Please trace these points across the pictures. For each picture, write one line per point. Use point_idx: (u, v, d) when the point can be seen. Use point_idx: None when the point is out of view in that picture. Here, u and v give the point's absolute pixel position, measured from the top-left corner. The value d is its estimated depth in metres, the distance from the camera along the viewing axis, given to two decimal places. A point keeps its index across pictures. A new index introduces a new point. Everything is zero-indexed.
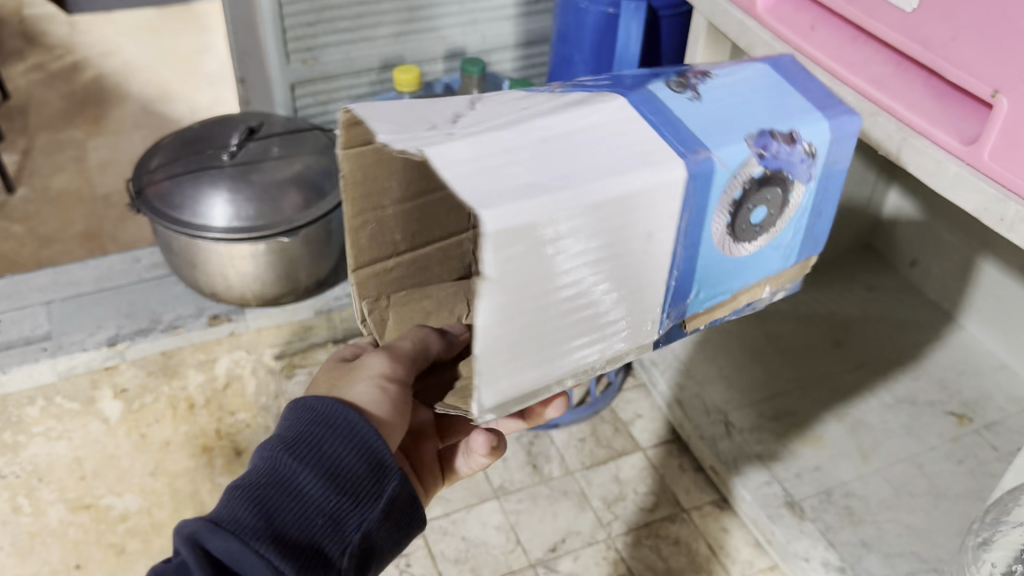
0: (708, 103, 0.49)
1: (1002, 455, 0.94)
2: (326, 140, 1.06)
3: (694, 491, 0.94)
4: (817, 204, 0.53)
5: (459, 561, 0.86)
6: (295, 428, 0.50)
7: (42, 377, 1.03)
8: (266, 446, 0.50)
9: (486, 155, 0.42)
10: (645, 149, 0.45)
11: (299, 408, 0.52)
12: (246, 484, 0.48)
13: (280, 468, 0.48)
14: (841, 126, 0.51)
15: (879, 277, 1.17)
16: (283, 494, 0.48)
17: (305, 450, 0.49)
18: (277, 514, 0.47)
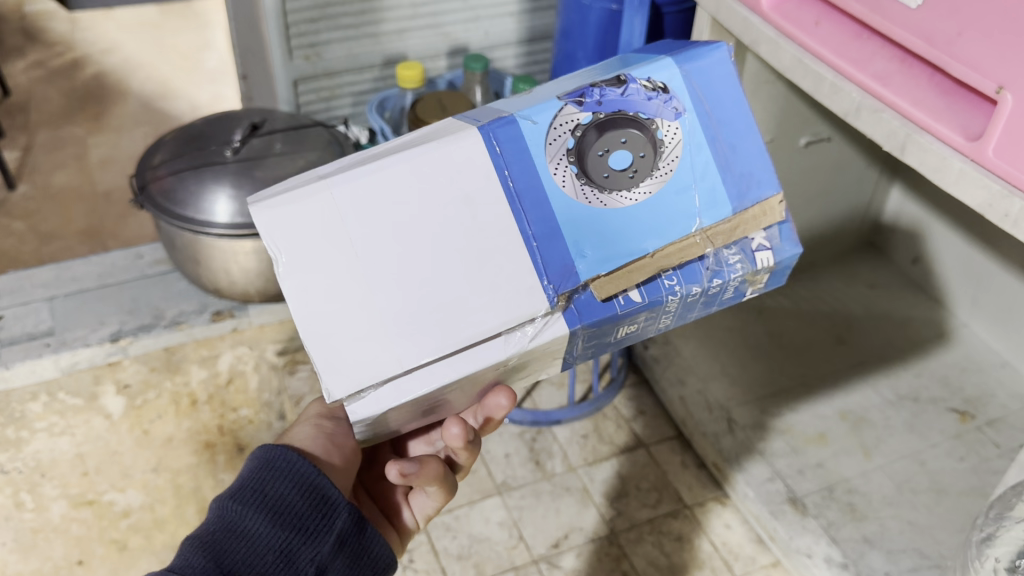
0: (538, 90, 0.54)
1: (1004, 452, 0.94)
2: (329, 136, 1.05)
3: (696, 487, 0.94)
4: (720, 136, 0.53)
5: (462, 557, 0.86)
6: (239, 481, 0.55)
7: (45, 373, 1.03)
8: (213, 501, 0.54)
9: (290, 180, 0.51)
10: (447, 131, 0.51)
11: (242, 467, 0.57)
12: (196, 536, 0.52)
13: (227, 514, 0.53)
14: (688, 59, 0.52)
15: (881, 273, 1.18)
16: (231, 537, 0.52)
17: (249, 495, 0.54)
18: (227, 555, 0.51)
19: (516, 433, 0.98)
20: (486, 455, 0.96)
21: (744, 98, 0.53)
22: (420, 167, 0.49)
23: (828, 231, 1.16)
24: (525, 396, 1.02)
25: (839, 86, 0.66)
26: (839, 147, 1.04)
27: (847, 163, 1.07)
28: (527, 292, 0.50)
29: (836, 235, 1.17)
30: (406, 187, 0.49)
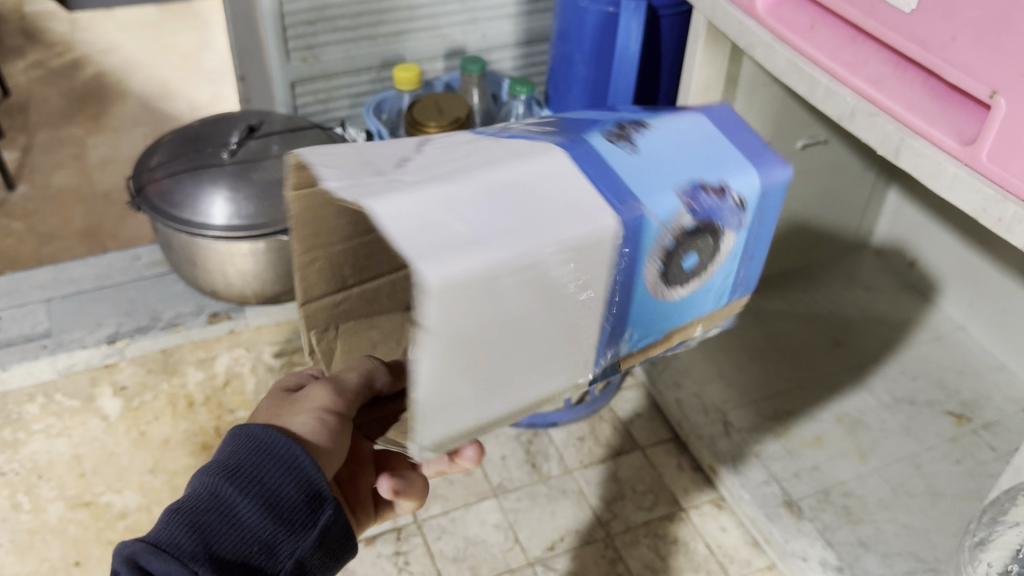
0: (644, 154, 0.52)
1: (1000, 455, 0.94)
2: (326, 138, 1.06)
3: (693, 490, 0.94)
4: (749, 251, 0.57)
5: (457, 560, 0.86)
6: (235, 457, 0.53)
7: (42, 374, 1.03)
8: (205, 471, 0.53)
9: (426, 213, 0.44)
10: (590, 204, 0.47)
11: (237, 438, 0.55)
12: (185, 508, 0.51)
13: (217, 493, 0.52)
14: (773, 184, 0.54)
15: (879, 276, 1.17)
16: (219, 519, 0.51)
17: (243, 478, 0.52)
18: (212, 538, 0.50)
19: (512, 435, 0.98)
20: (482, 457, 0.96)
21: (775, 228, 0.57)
22: (566, 243, 0.46)
23: (827, 234, 1.16)
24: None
25: (834, 90, 0.66)
26: (837, 150, 1.04)
27: (844, 165, 1.07)
28: (581, 364, 0.53)
29: (835, 238, 1.17)
30: (545, 263, 0.46)
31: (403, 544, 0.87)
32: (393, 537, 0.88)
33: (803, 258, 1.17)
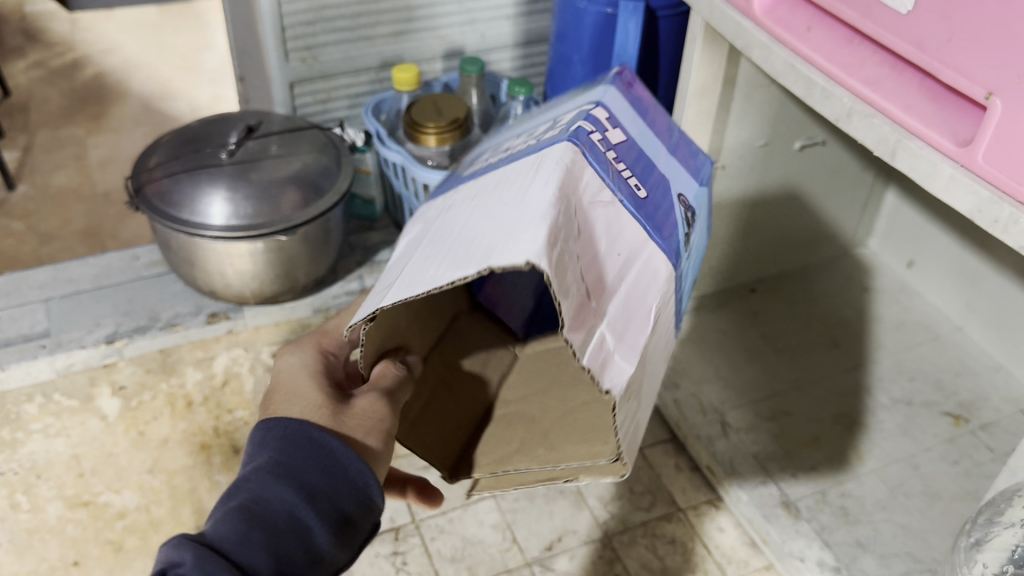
0: (687, 259, 0.63)
1: (998, 456, 0.94)
2: (324, 139, 1.06)
3: (691, 490, 0.93)
4: None
5: (455, 560, 0.86)
6: (313, 476, 0.52)
7: (40, 374, 1.03)
8: (281, 485, 0.51)
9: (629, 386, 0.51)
10: (673, 326, 0.62)
11: (311, 449, 0.54)
12: (262, 526, 0.50)
13: (294, 512, 0.51)
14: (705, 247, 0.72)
15: (877, 277, 1.18)
16: (295, 542, 0.50)
17: (320, 501, 0.52)
18: (287, 563, 0.50)
19: None
20: None
21: None
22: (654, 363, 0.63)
23: (825, 234, 1.16)
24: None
25: (830, 91, 0.66)
26: (835, 151, 1.04)
27: (843, 166, 1.07)
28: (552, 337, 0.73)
29: (833, 238, 1.18)
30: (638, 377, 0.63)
31: (400, 544, 0.87)
32: (391, 537, 0.88)
33: (802, 259, 1.17)
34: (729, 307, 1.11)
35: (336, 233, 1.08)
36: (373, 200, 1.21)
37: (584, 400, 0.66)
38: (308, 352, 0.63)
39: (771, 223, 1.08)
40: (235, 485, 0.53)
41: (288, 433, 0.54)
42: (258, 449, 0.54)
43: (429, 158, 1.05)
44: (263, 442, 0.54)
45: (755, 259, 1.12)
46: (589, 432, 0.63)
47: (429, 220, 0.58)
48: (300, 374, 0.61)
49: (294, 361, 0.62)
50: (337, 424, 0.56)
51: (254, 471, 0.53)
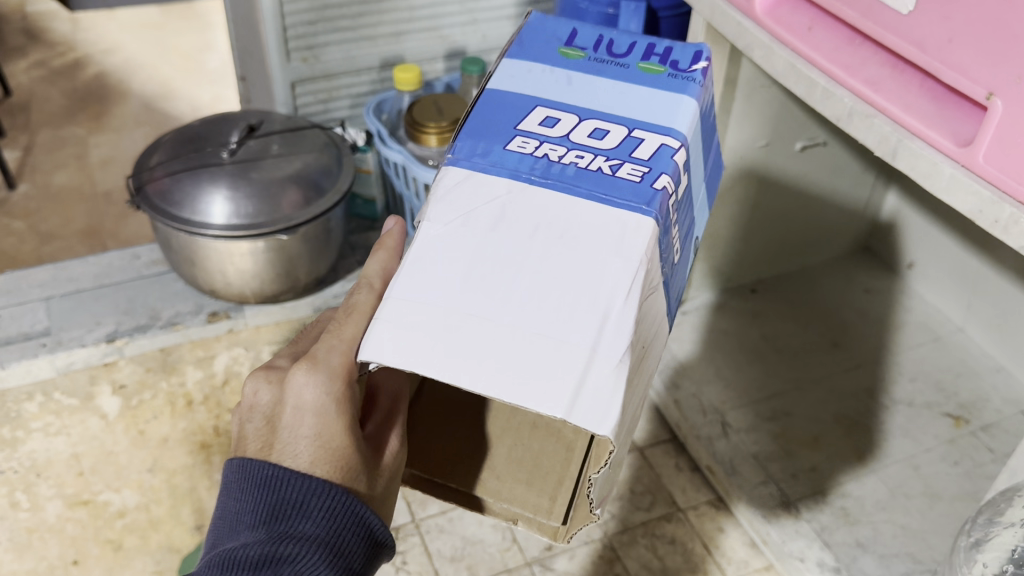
0: None
1: (998, 458, 0.94)
2: (326, 139, 1.06)
3: (690, 490, 0.93)
4: None
5: (454, 559, 0.86)
6: (357, 564, 0.47)
7: (41, 373, 1.03)
8: (331, 571, 0.46)
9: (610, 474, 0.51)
10: None
11: (359, 529, 0.48)
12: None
13: None
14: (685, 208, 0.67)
15: (879, 277, 1.18)
16: None
17: None
18: None
19: None
20: None
21: None
22: None
23: (826, 236, 1.16)
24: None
25: (831, 91, 0.66)
26: (835, 151, 1.04)
27: (843, 166, 1.07)
28: None
29: (834, 239, 1.17)
30: None
31: (401, 544, 0.87)
32: None
33: (803, 259, 1.17)
34: (730, 307, 1.11)
35: (338, 231, 1.08)
36: (374, 200, 1.21)
37: (531, 420, 0.58)
38: (330, 381, 0.48)
39: (771, 224, 1.08)
40: (271, 547, 0.45)
41: (336, 505, 0.47)
42: (296, 510, 0.47)
43: (431, 158, 1.05)
44: (304, 505, 0.47)
45: (755, 260, 1.12)
46: (536, 468, 0.56)
47: (467, 211, 0.45)
48: (329, 424, 0.48)
49: (315, 397, 0.48)
50: (372, 495, 0.50)
51: (300, 541, 0.46)
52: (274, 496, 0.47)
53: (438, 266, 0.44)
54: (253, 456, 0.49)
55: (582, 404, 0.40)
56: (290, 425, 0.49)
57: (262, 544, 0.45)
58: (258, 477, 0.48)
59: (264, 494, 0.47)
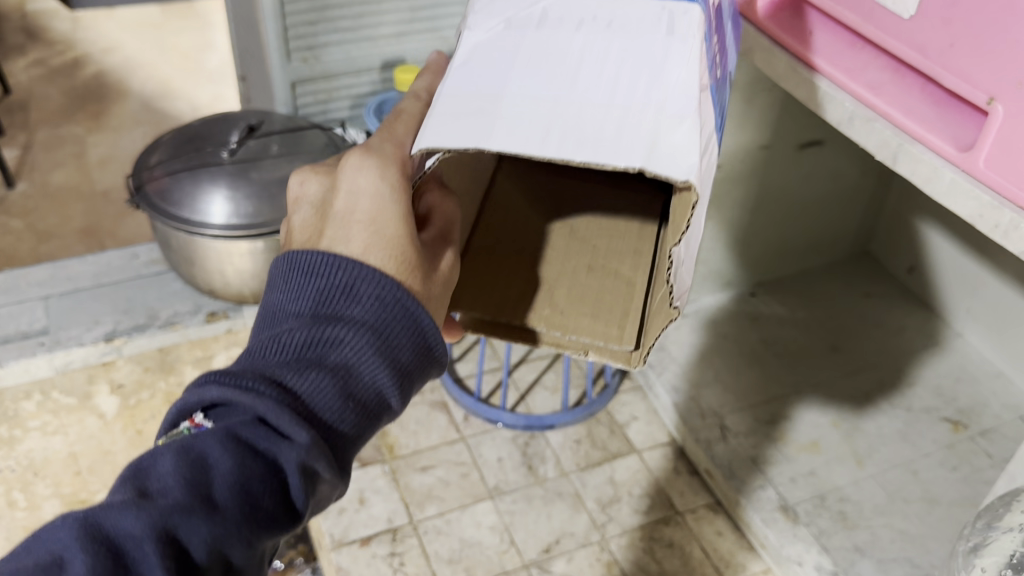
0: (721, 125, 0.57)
1: (997, 463, 0.94)
2: (326, 139, 1.05)
3: (688, 494, 0.93)
4: None
5: (452, 561, 0.86)
6: (410, 358, 0.43)
7: (39, 372, 1.03)
8: (382, 359, 0.41)
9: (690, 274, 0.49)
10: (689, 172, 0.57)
11: (412, 319, 0.43)
12: (351, 406, 0.40)
13: (382, 392, 0.42)
14: None
15: (878, 282, 1.18)
16: (374, 417, 0.42)
17: (405, 381, 0.43)
18: (356, 439, 0.41)
19: (509, 437, 0.98)
20: (479, 458, 0.96)
21: None
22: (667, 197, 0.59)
23: (826, 239, 1.16)
24: (492, 392, 1.03)
25: (831, 95, 0.66)
26: (836, 157, 1.04)
27: (843, 171, 1.07)
28: None
29: (834, 242, 1.17)
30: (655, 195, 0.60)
31: (398, 545, 0.87)
32: (388, 538, 0.88)
33: (803, 262, 1.17)
34: (729, 311, 1.11)
35: None
36: None
37: (587, 263, 0.61)
38: (387, 168, 0.45)
39: (771, 227, 1.07)
40: (316, 330, 0.41)
41: (388, 291, 0.42)
42: (345, 293, 0.42)
43: None
44: (353, 289, 0.42)
45: (757, 263, 1.12)
46: (601, 304, 0.57)
47: (506, 17, 0.45)
48: (385, 209, 0.44)
49: (373, 182, 0.44)
50: (428, 293, 0.45)
51: (347, 324, 0.41)
52: (320, 280, 0.43)
53: (486, 63, 0.44)
54: (302, 248, 0.44)
55: (661, 157, 0.39)
56: (340, 213, 0.45)
57: (305, 326, 0.41)
58: (302, 265, 0.43)
59: (308, 280, 0.43)
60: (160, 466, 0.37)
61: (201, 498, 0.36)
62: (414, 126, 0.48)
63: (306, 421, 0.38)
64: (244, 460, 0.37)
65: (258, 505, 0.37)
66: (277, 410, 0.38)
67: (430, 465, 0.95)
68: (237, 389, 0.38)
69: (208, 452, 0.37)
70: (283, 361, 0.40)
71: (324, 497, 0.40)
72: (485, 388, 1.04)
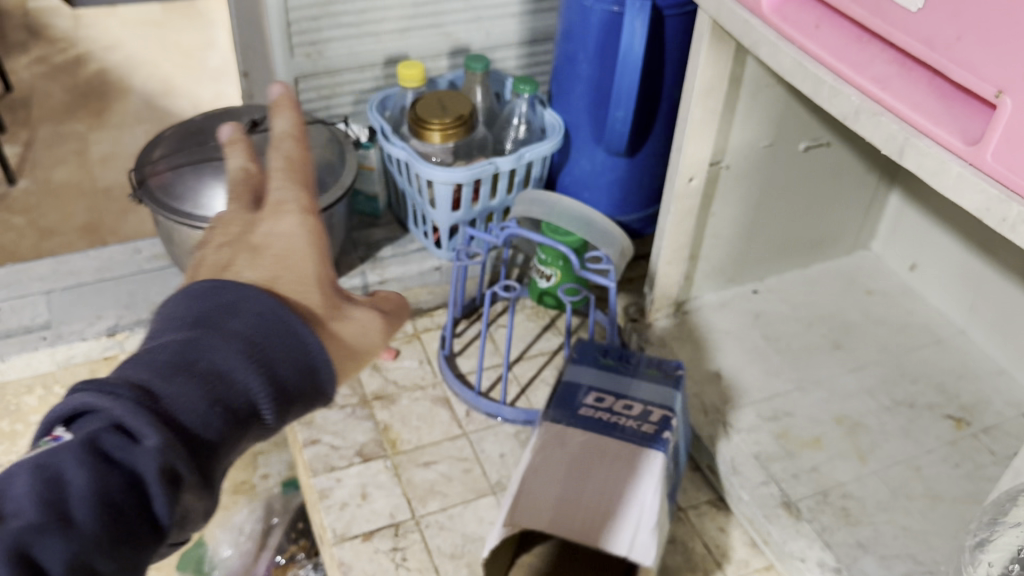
0: None
1: (999, 460, 0.94)
2: (329, 135, 1.06)
3: (691, 490, 0.96)
4: None
5: (454, 556, 0.86)
6: (286, 373, 0.44)
7: (41, 366, 1.04)
8: (251, 367, 0.43)
9: None
10: None
11: (290, 336, 0.44)
12: (217, 411, 0.41)
13: (250, 400, 0.43)
14: None
15: (883, 280, 1.17)
16: (241, 426, 0.43)
17: (277, 395, 0.43)
18: (224, 445, 0.42)
19: (511, 433, 0.98)
20: (481, 454, 0.96)
21: (636, 38, 0.92)
22: None
23: (829, 235, 1.15)
24: (493, 387, 1.03)
25: (839, 89, 0.66)
26: (839, 154, 1.04)
27: (847, 168, 1.07)
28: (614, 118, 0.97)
29: (837, 240, 1.17)
30: None
31: (401, 540, 0.87)
32: (390, 533, 0.88)
33: (806, 259, 1.16)
34: (731, 307, 1.10)
35: (340, 227, 1.07)
36: (376, 196, 1.19)
37: None
38: (306, 212, 0.48)
39: (774, 223, 1.07)
40: (191, 340, 0.42)
41: (267, 309, 0.44)
42: (226, 310, 0.44)
43: (433, 155, 1.05)
44: (235, 307, 0.44)
45: (760, 259, 1.12)
46: None
47: None
48: (301, 247, 0.47)
49: (291, 224, 0.48)
50: (335, 334, 0.47)
51: (222, 338, 0.43)
52: (207, 299, 0.44)
53: None
54: (204, 279, 0.46)
55: None
56: (257, 247, 0.47)
57: (180, 340, 0.42)
58: (192, 289, 0.45)
59: (190, 302, 0.44)
60: (15, 487, 0.38)
61: (59, 515, 0.37)
62: (292, 172, 0.49)
63: (162, 424, 0.39)
64: (100, 469, 0.38)
65: (116, 511, 0.38)
66: (132, 412, 0.39)
67: (432, 461, 0.95)
68: (103, 394, 0.39)
69: (65, 468, 0.38)
70: (151, 369, 0.41)
71: (185, 504, 0.40)
72: (485, 383, 1.03)
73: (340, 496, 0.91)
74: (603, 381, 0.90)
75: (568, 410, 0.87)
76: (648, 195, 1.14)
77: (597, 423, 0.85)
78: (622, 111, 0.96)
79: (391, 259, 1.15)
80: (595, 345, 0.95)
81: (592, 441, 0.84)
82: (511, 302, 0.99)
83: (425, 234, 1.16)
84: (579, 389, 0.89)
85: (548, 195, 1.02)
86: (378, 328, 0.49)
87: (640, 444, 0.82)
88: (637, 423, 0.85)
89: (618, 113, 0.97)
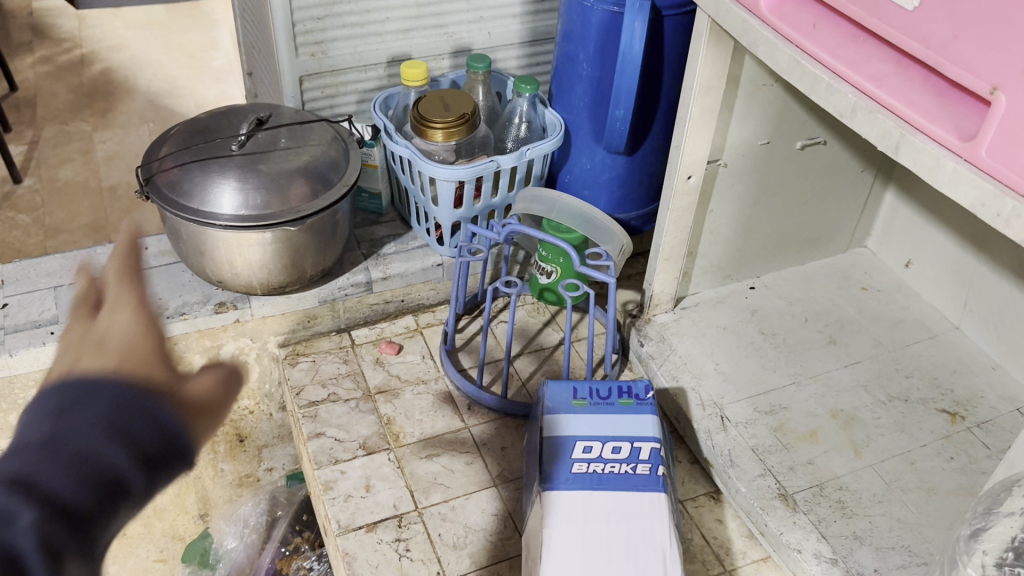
0: None
1: (993, 453, 0.96)
2: (334, 132, 1.08)
3: (689, 482, 0.98)
4: None
5: (456, 547, 0.88)
6: (150, 442, 0.41)
7: (49, 360, 1.05)
8: (117, 440, 0.40)
9: None
10: None
11: (146, 409, 0.41)
12: (89, 484, 0.39)
13: (119, 476, 0.40)
14: None
15: (878, 277, 1.19)
16: (115, 500, 0.40)
17: (150, 464, 0.41)
18: (100, 521, 0.40)
19: (513, 426, 1.00)
20: (483, 447, 0.97)
21: (636, 36, 0.93)
22: None
23: (825, 232, 1.17)
24: (494, 380, 1.05)
25: (835, 86, 0.68)
26: (835, 152, 1.06)
27: (843, 166, 1.09)
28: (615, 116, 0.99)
29: (834, 236, 1.18)
30: None
31: (404, 531, 0.89)
32: (394, 524, 0.89)
33: (803, 256, 1.18)
34: (728, 303, 1.12)
35: (344, 224, 1.08)
36: (379, 194, 1.21)
37: None
38: (140, 308, 0.44)
39: (771, 220, 1.09)
40: (54, 425, 0.40)
41: (120, 389, 0.41)
42: (78, 398, 0.41)
43: (436, 153, 1.07)
44: (87, 394, 0.41)
45: (757, 257, 1.13)
46: None
47: None
48: (141, 342, 0.42)
49: (124, 320, 0.43)
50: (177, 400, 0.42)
51: (79, 424, 0.40)
52: (59, 386, 0.41)
53: None
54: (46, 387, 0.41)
55: None
56: (88, 342, 0.42)
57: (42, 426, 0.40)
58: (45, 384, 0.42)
59: (50, 393, 0.41)
60: None
61: None
62: (125, 264, 0.45)
63: (37, 501, 0.38)
64: None
65: None
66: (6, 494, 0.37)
67: (434, 454, 0.96)
68: None
69: None
70: (23, 459, 0.39)
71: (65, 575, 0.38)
72: (487, 377, 1.05)
73: (344, 488, 0.93)
74: (587, 428, 0.90)
75: (564, 472, 0.86)
76: (648, 193, 1.15)
77: (600, 479, 0.86)
78: (622, 110, 0.98)
79: (394, 255, 1.16)
80: (563, 387, 0.94)
81: (601, 500, 0.84)
82: (511, 297, 1.00)
83: (427, 231, 1.17)
84: (565, 444, 0.88)
85: (549, 192, 1.04)
86: (225, 380, 0.44)
87: (650, 491, 0.85)
88: (633, 468, 0.87)
89: (618, 111, 0.98)
